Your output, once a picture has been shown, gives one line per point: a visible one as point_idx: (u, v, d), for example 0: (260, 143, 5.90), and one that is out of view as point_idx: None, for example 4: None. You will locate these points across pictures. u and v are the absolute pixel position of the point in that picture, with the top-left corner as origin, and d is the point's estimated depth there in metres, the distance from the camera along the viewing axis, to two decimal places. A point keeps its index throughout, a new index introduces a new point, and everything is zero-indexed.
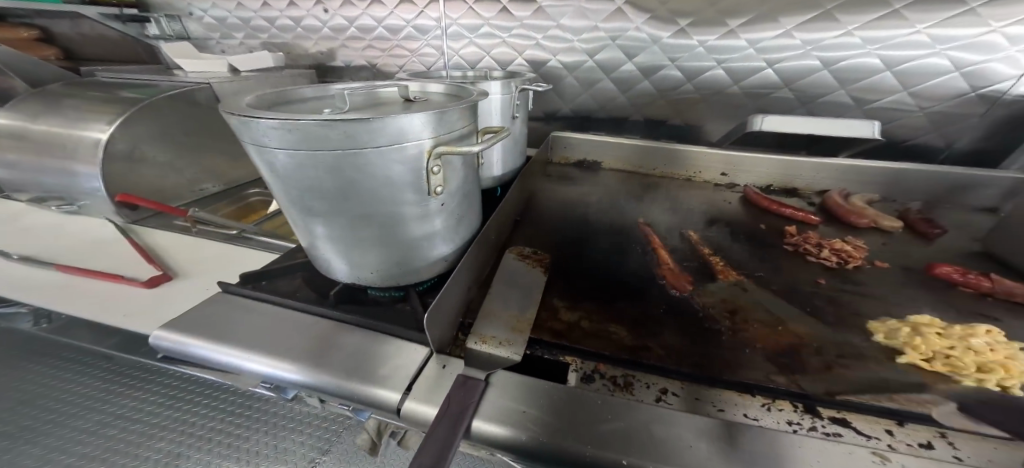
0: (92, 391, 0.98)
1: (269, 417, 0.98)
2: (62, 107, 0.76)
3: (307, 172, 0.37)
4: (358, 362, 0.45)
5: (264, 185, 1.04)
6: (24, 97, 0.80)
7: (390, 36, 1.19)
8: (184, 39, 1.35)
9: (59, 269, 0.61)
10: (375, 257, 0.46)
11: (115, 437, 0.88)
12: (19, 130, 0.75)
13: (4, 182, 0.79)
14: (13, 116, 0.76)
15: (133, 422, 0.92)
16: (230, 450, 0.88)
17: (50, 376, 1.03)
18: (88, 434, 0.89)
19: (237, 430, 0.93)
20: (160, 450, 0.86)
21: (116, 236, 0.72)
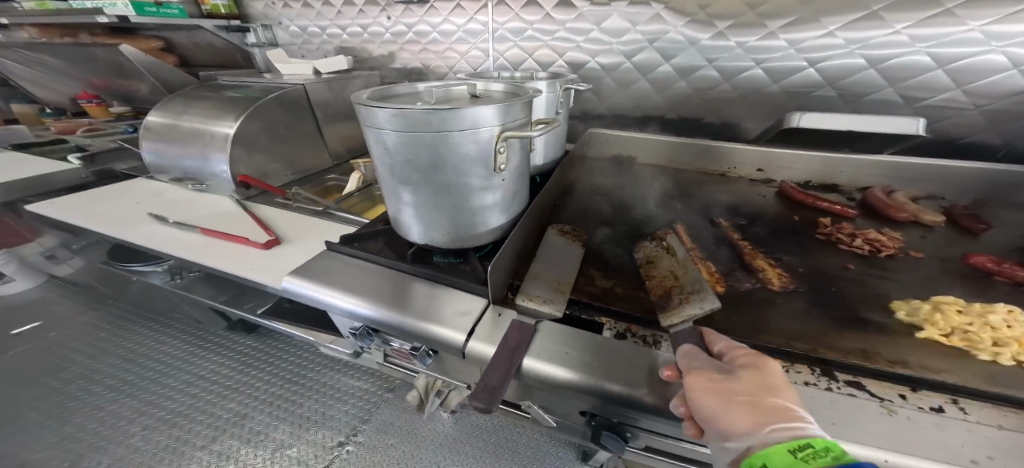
0: (180, 353, 1.40)
1: (317, 388, 1.29)
2: (196, 107, 0.95)
3: (409, 149, 0.49)
4: (436, 309, 0.56)
5: (337, 172, 1.21)
6: (169, 98, 1.00)
7: (443, 39, 1.32)
8: (275, 45, 1.58)
9: (202, 232, 0.78)
10: (447, 222, 0.57)
11: (197, 396, 1.24)
12: (164, 125, 0.95)
13: (152, 166, 0.99)
14: (162, 114, 0.97)
15: (212, 383, 1.29)
16: (286, 413, 1.20)
17: (153, 340, 1.45)
18: (176, 391, 1.26)
19: (291, 397, 1.25)
20: (230, 410, 1.20)
21: (236, 209, 0.89)
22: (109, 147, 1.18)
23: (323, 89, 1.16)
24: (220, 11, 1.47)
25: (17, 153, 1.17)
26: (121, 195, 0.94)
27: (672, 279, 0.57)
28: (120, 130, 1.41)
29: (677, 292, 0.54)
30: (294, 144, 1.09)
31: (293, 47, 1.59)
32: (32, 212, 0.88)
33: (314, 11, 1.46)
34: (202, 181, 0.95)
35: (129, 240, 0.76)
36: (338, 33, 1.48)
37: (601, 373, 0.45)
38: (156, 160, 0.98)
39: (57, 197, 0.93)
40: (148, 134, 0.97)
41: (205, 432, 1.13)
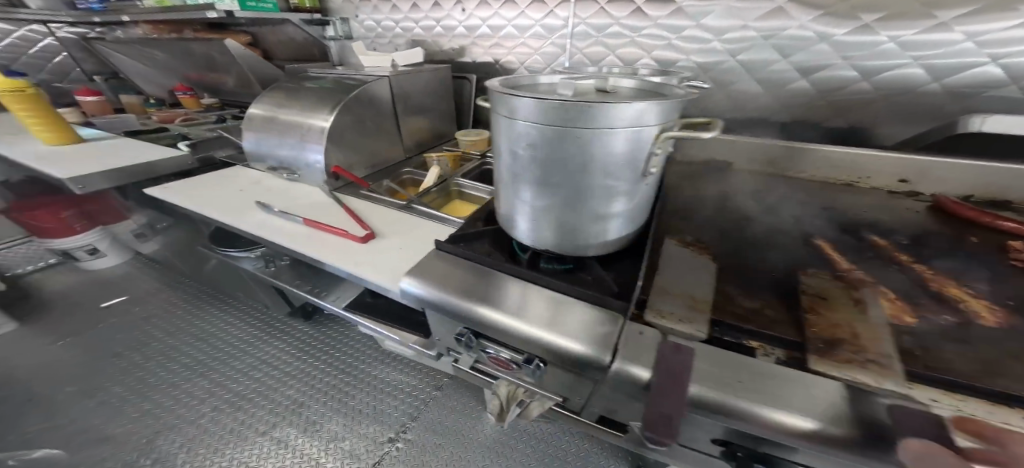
0: (246, 338, 1.62)
1: (367, 383, 1.44)
2: (295, 99, 0.97)
3: (546, 145, 0.45)
4: (566, 323, 0.51)
5: (412, 165, 1.21)
6: (273, 89, 1.03)
7: (517, 33, 1.29)
8: (349, 38, 1.64)
9: (305, 223, 0.78)
10: (569, 228, 0.52)
11: (260, 380, 1.43)
12: (265, 115, 0.99)
13: (252, 155, 1.02)
14: (263, 106, 1.00)
15: (273, 369, 1.48)
16: (339, 404, 1.35)
17: (225, 325, 1.68)
18: (242, 374, 1.46)
19: (344, 389, 1.40)
20: (289, 396, 1.37)
21: (330, 201, 0.89)
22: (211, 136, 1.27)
23: (404, 82, 1.16)
24: (305, 5, 1.54)
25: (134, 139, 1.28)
26: (223, 182, 0.98)
27: (845, 333, 0.44)
28: (217, 121, 1.52)
29: (851, 347, 0.42)
30: (377, 137, 1.10)
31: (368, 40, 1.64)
32: (150, 195, 0.93)
33: (396, 9, 1.50)
34: (294, 172, 0.97)
35: (237, 226, 0.79)
36: (414, 27, 1.50)
37: (776, 404, 0.39)
38: (253, 149, 1.02)
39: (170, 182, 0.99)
40: (250, 123, 1.01)
41: (266, 418, 1.30)
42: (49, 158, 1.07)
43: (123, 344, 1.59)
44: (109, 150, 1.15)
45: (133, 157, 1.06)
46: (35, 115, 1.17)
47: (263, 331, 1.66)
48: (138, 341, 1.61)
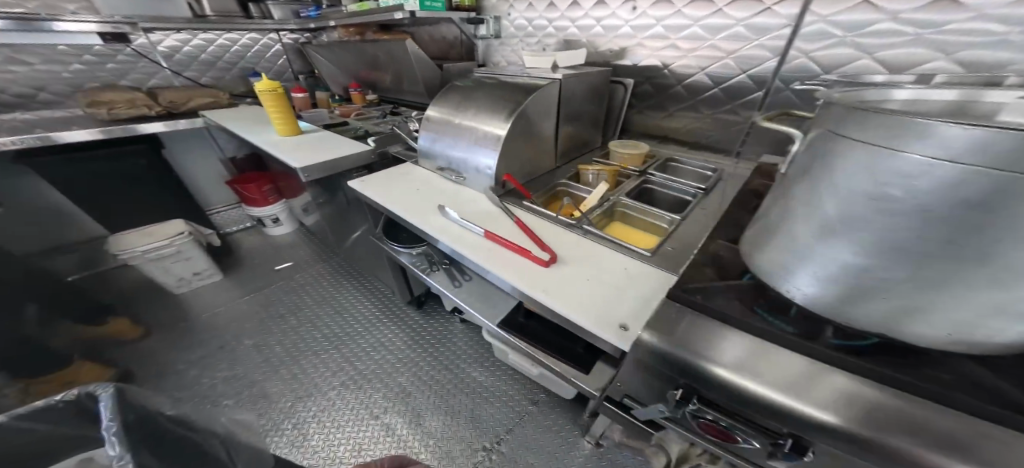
0: (369, 319, 2.01)
1: (463, 384, 1.64)
2: (469, 106, 1.05)
3: (966, 194, 0.35)
4: (910, 426, 0.42)
5: (565, 174, 1.13)
6: (445, 91, 1.18)
7: (707, 34, 1.10)
8: (497, 36, 1.76)
9: (485, 236, 0.81)
10: (929, 303, 0.41)
11: (378, 362, 1.75)
12: (448, 124, 1.09)
13: (422, 152, 1.20)
14: (440, 109, 1.14)
15: (388, 353, 1.80)
16: (440, 399, 1.57)
17: (354, 304, 2.12)
18: (364, 354, 1.80)
19: (444, 386, 1.62)
20: (399, 383, 1.64)
21: (498, 211, 0.92)
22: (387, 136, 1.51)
23: (571, 85, 1.07)
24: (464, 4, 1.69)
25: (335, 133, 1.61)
26: (408, 182, 1.12)
27: None
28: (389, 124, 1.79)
29: None
30: (537, 144, 1.05)
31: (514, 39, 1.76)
32: (356, 189, 1.13)
33: (557, 12, 1.46)
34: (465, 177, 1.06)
35: (427, 228, 0.87)
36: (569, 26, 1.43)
37: None
38: (432, 153, 1.16)
39: (369, 177, 1.18)
40: (433, 130, 1.14)
41: (380, 403, 1.55)
42: (282, 145, 1.41)
43: (284, 309, 2.07)
44: (320, 142, 1.45)
45: (338, 149, 1.33)
46: (277, 111, 1.43)
47: (381, 315, 2.03)
48: (295, 307, 2.10)
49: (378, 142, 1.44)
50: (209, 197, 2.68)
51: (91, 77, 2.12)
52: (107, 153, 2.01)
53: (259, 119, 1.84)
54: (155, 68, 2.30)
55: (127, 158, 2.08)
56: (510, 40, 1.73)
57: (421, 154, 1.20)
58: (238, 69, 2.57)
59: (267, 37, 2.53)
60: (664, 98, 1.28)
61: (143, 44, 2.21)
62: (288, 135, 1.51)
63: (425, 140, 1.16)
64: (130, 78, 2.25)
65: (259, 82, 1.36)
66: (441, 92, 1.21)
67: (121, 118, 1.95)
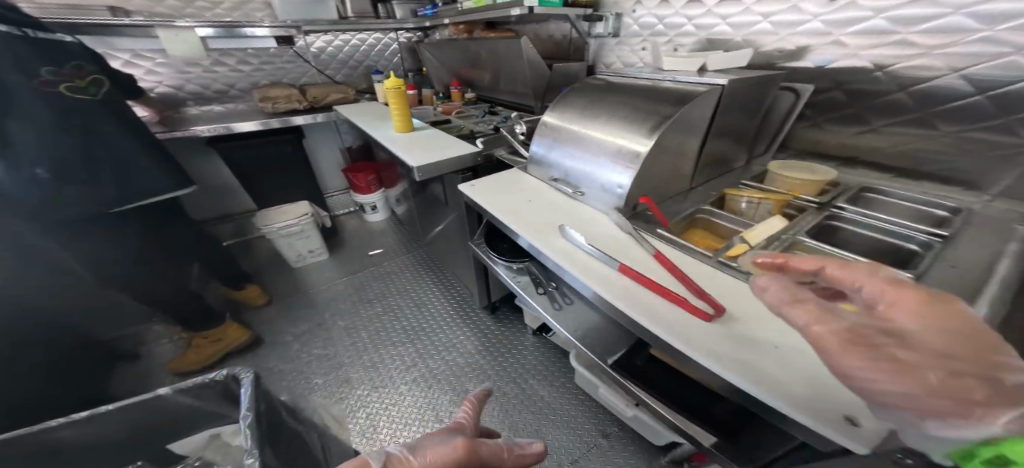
0: (444, 319, 2.23)
1: (525, 401, 1.76)
2: (599, 116, 0.95)
3: None
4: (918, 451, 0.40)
5: (703, 200, 0.95)
6: (568, 97, 1.08)
7: (973, 26, 0.85)
8: (615, 35, 1.61)
9: (621, 271, 0.72)
10: None
11: (448, 364, 1.97)
12: (572, 130, 1.00)
13: (533, 160, 1.13)
14: (561, 115, 1.06)
15: (459, 357, 2.00)
16: (502, 413, 1.71)
17: (433, 301, 2.35)
18: (437, 353, 2.03)
19: (508, 400, 1.77)
20: (466, 389, 1.83)
21: (629, 239, 0.81)
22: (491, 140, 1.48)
23: (738, 92, 0.88)
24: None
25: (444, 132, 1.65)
26: (518, 192, 1.08)
27: None
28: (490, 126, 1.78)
29: None
30: (681, 161, 0.89)
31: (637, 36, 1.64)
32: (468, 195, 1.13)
33: (702, 8, 1.28)
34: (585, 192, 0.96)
35: (548, 251, 0.81)
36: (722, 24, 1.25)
37: None
38: (548, 160, 1.08)
39: (480, 183, 1.18)
40: (553, 136, 1.06)
41: (446, 407, 1.75)
42: (399, 144, 1.52)
43: (374, 294, 2.39)
44: (430, 143, 1.49)
45: (446, 151, 1.35)
46: (396, 107, 1.60)
47: (455, 317, 2.25)
48: (381, 294, 2.39)
49: (484, 144, 1.42)
50: (327, 182, 3.05)
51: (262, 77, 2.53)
52: (260, 140, 2.34)
53: (380, 114, 1.98)
54: (307, 68, 2.64)
55: (276, 144, 2.41)
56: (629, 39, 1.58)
57: (534, 159, 1.13)
58: (363, 67, 2.84)
59: (387, 37, 2.77)
60: (866, 107, 1.07)
61: (303, 46, 2.55)
62: (402, 131, 1.66)
63: (542, 145, 1.10)
64: (290, 76, 2.62)
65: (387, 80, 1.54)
66: (564, 92, 1.13)
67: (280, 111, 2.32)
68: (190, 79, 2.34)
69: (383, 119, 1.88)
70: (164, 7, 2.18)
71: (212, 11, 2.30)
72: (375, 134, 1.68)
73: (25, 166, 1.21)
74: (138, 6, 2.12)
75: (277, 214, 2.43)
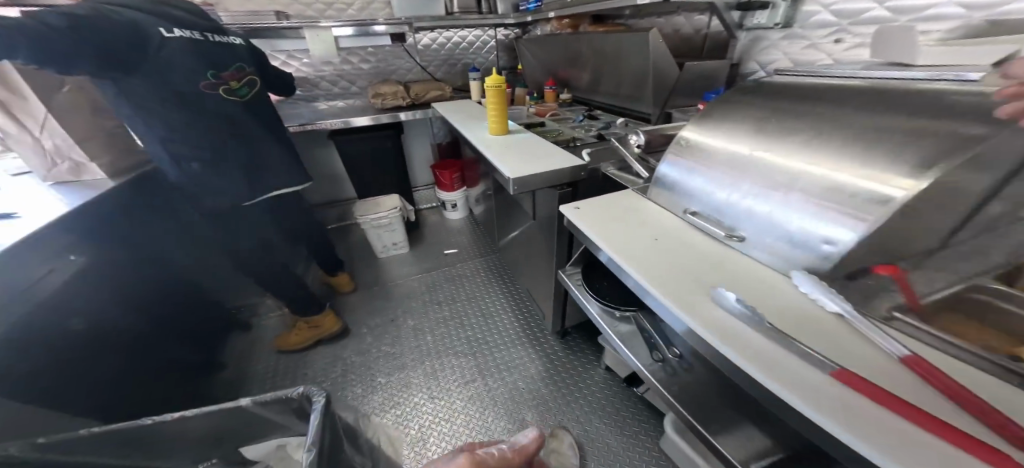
0: (509, 334, 2.09)
1: (592, 451, 1.52)
2: (795, 142, 0.72)
3: None
4: None
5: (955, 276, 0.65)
6: (731, 115, 0.87)
7: None
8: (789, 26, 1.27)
9: (839, 379, 0.49)
10: None
11: (508, 386, 1.82)
12: (729, 156, 0.81)
13: (671, 186, 0.91)
14: (723, 137, 0.84)
15: (520, 380, 1.84)
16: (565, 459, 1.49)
17: (500, 312, 2.23)
18: (498, 371, 1.89)
19: (572, 444, 1.54)
20: (526, 420, 1.66)
21: (841, 326, 0.58)
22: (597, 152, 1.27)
23: None
24: None
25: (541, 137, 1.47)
26: (638, 222, 0.89)
27: None
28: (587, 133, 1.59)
29: None
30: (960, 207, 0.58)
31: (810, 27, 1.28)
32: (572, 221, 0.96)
33: None
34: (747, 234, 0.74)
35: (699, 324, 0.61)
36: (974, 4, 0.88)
37: None
38: (689, 184, 0.86)
39: (587, 203, 1.00)
40: (699, 158, 0.86)
41: (500, 436, 1.59)
42: (490, 148, 1.38)
43: (444, 296, 2.35)
44: (524, 150, 1.32)
45: (544, 162, 1.17)
46: (494, 107, 1.47)
47: (521, 333, 2.09)
48: (451, 298, 2.33)
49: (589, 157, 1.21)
50: (416, 177, 3.13)
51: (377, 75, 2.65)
52: (364, 136, 2.44)
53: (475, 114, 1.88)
54: (414, 67, 2.70)
55: (378, 140, 2.50)
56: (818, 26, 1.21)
57: (663, 181, 0.94)
58: (460, 65, 2.81)
59: (485, 34, 2.72)
60: None
61: (412, 44, 2.62)
62: (496, 133, 1.53)
63: (679, 166, 0.90)
64: (399, 74, 2.70)
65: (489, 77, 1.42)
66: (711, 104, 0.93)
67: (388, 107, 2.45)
68: (324, 77, 2.55)
69: (480, 119, 1.76)
70: (312, 10, 2.37)
71: (346, 13, 2.45)
72: (468, 137, 1.56)
73: (194, 156, 1.32)
74: (296, 11, 2.34)
75: (370, 205, 2.53)
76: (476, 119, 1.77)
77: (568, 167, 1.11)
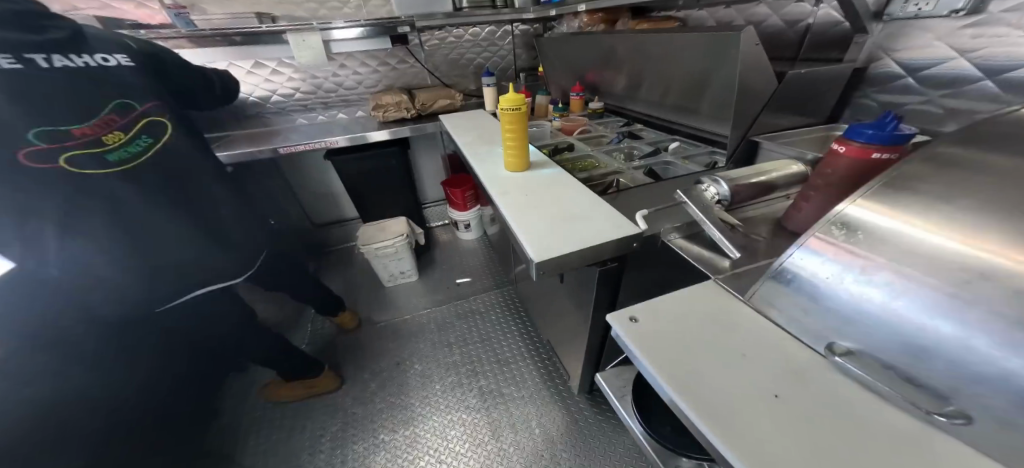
0: (530, 386, 1.77)
1: None
2: None
3: None
4: None
5: None
6: (909, 185, 0.56)
7: None
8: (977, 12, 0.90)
9: None
10: None
11: (529, 454, 1.50)
12: (947, 262, 0.48)
13: (798, 291, 0.61)
14: (891, 226, 0.54)
15: (544, 449, 1.51)
16: None
17: (520, 358, 1.91)
18: (517, 434, 1.57)
19: None
20: None
21: None
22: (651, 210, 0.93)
23: None
24: None
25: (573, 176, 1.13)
26: (740, 357, 0.59)
27: None
28: (628, 165, 1.23)
29: None
30: None
31: (987, 11, 0.89)
32: (628, 348, 0.65)
33: None
34: (975, 411, 0.44)
35: None
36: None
37: None
38: (840, 303, 0.56)
39: (649, 312, 0.70)
40: (872, 259, 0.54)
41: None
42: (501, 194, 1.05)
43: (455, 336, 2.04)
44: (554, 201, 0.98)
45: (584, 230, 0.84)
46: (511, 135, 1.14)
47: (544, 384, 1.77)
48: (462, 339, 2.02)
49: (645, 220, 0.87)
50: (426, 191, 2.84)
51: (380, 81, 2.34)
52: (366, 154, 2.15)
53: (488, 137, 1.54)
54: (422, 71, 2.38)
55: (382, 159, 2.20)
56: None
57: (783, 289, 0.63)
58: (474, 67, 2.48)
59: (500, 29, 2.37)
60: None
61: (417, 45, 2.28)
62: (514, 170, 1.20)
63: (820, 268, 0.59)
64: (405, 81, 2.38)
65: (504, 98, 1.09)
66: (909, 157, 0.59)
67: (391, 120, 2.16)
68: (320, 85, 2.25)
69: (495, 147, 1.42)
70: (303, 10, 2.07)
71: (343, 12, 2.14)
72: (478, 174, 1.22)
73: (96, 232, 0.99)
74: (284, 11, 2.04)
75: (373, 231, 2.24)
76: (488, 145, 1.44)
77: (617, 240, 0.80)
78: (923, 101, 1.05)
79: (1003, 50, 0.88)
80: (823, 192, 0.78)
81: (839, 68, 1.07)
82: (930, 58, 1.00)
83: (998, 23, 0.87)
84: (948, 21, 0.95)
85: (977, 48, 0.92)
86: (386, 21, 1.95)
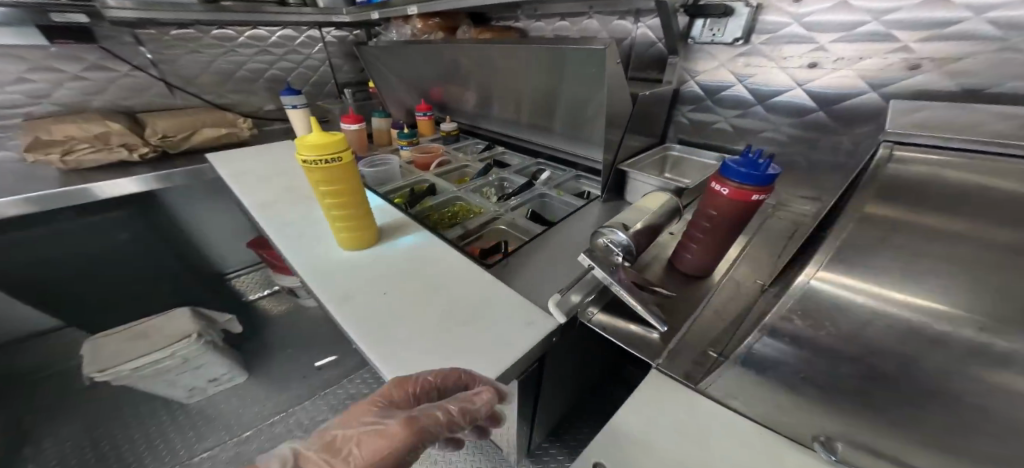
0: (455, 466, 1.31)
1: None
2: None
3: None
4: None
5: None
6: (853, 233, 0.47)
7: None
8: (744, 40, 1.00)
9: None
10: None
11: None
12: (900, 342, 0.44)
13: (768, 373, 0.51)
14: (849, 291, 0.46)
15: None
16: None
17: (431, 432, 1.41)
18: None
19: None
20: None
21: None
22: (548, 285, 0.77)
23: None
24: None
25: (442, 242, 0.90)
26: None
27: None
28: (505, 205, 1.06)
29: None
30: None
31: (749, 43, 1.00)
32: None
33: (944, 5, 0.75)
34: None
35: None
36: (971, 22, 0.73)
37: None
38: (828, 390, 0.48)
39: (614, 446, 0.49)
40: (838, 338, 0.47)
41: None
42: (352, 297, 0.73)
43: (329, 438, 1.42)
44: (425, 294, 0.73)
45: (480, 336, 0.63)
46: (333, 193, 0.80)
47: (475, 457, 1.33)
48: None
49: (557, 305, 0.68)
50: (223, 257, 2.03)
51: (42, 97, 1.43)
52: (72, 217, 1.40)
53: (307, 203, 1.14)
54: (146, 81, 1.62)
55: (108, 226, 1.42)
56: (781, 42, 0.95)
57: (751, 380, 0.52)
58: (263, 81, 1.90)
59: (283, 30, 1.82)
60: None
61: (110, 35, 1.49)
62: (355, 244, 0.88)
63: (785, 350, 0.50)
64: (127, 101, 1.61)
65: (303, 141, 0.73)
66: (838, 224, 0.48)
67: (86, 165, 1.36)
68: None
69: (316, 220, 1.03)
70: None
71: None
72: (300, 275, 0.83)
73: None
74: None
75: (128, 344, 1.47)
76: (305, 220, 1.04)
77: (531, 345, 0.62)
78: (720, 122, 1.13)
79: (765, 78, 1.00)
80: (711, 237, 0.74)
81: (662, 88, 1.05)
82: (719, 81, 1.09)
83: (760, 54, 0.99)
84: (726, 49, 1.04)
85: (748, 75, 1.03)
86: (30, 4, 1.13)
